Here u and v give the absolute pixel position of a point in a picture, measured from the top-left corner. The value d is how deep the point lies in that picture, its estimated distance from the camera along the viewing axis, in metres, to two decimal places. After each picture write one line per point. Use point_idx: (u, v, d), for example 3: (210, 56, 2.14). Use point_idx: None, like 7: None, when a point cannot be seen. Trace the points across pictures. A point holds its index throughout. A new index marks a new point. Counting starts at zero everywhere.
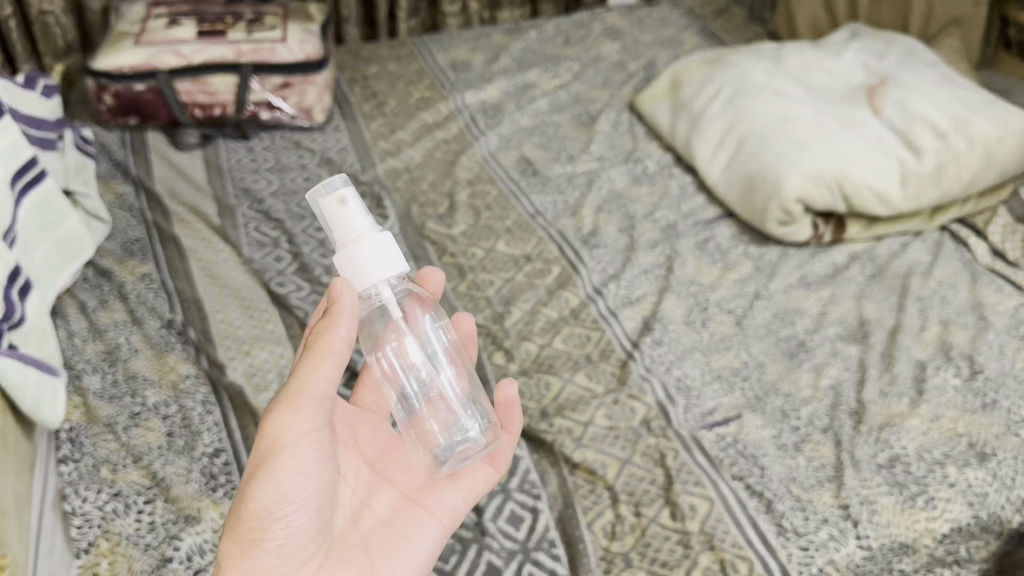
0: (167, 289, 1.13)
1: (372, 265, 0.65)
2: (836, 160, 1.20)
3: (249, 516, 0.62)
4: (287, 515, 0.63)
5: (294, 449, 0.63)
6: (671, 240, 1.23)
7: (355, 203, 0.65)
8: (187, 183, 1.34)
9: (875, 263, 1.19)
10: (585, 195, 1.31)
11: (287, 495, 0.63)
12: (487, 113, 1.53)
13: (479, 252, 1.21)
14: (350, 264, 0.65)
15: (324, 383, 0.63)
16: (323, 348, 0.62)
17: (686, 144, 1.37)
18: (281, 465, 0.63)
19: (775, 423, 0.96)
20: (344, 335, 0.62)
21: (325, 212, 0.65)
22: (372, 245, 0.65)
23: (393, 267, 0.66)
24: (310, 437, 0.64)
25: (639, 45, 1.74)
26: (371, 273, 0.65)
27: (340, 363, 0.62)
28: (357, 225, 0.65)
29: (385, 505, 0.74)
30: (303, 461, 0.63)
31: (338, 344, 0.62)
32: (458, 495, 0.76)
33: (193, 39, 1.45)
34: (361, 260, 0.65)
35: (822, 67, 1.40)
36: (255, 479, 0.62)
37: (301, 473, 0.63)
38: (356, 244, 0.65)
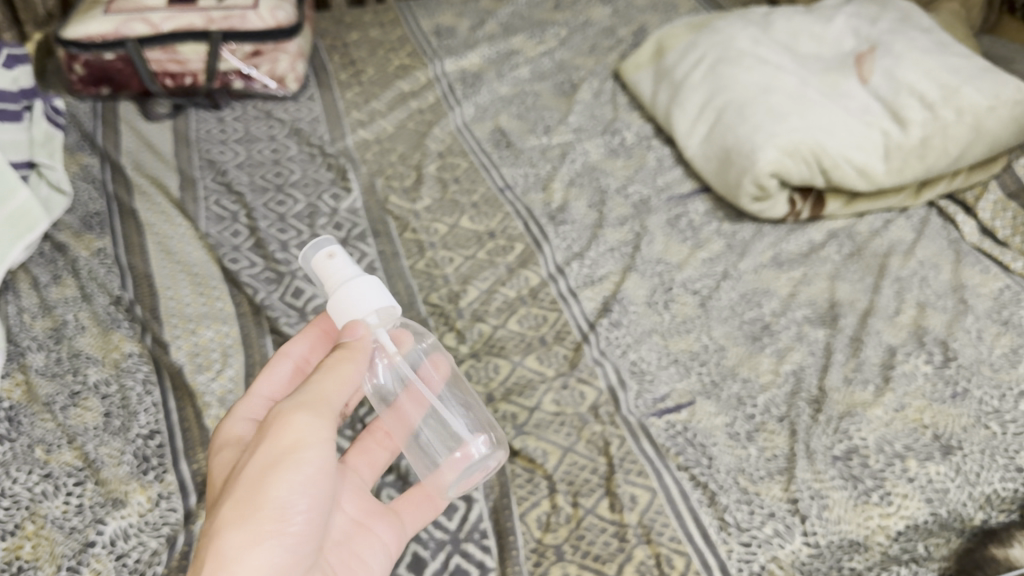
0: (120, 263, 1.11)
1: (370, 296, 0.65)
2: (816, 131, 1.14)
3: (267, 507, 0.54)
4: (300, 512, 0.55)
5: (321, 451, 0.57)
6: (641, 216, 1.18)
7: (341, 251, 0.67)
8: (153, 155, 1.31)
9: (854, 241, 1.13)
10: (557, 170, 1.27)
11: (295, 495, 0.55)
12: (466, 82, 1.48)
13: (443, 227, 1.18)
14: (341, 305, 0.65)
15: (341, 397, 0.61)
16: (346, 369, 0.61)
17: (666, 114, 1.32)
18: (304, 464, 0.56)
19: (730, 411, 0.92)
20: (363, 369, 0.63)
21: (318, 264, 0.66)
22: (366, 282, 0.65)
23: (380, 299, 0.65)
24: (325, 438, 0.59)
25: (632, 9, 1.67)
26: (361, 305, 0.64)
27: (355, 382, 0.62)
28: (350, 268, 0.66)
29: (340, 526, 0.71)
30: (319, 462, 0.57)
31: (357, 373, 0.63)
32: (404, 528, 0.76)
33: (164, 5, 1.41)
34: (359, 294, 0.65)
35: (811, 32, 1.33)
36: (279, 468, 0.55)
37: (311, 481, 0.56)
38: (350, 282, 0.65)
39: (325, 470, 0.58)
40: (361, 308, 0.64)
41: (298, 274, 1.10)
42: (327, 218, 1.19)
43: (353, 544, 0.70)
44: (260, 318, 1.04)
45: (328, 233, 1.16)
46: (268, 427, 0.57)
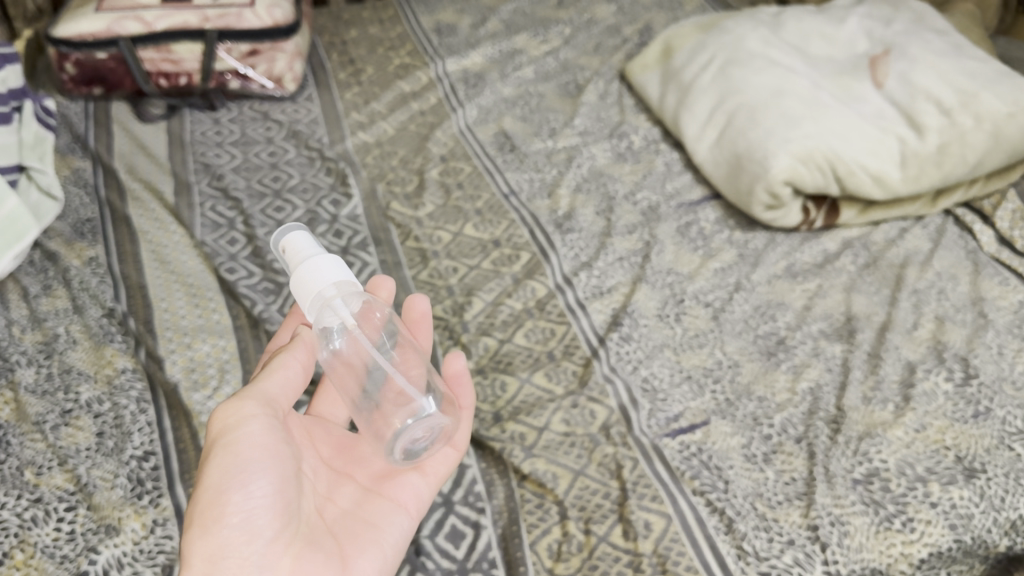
0: (113, 273, 1.08)
1: (328, 270, 0.64)
2: (830, 138, 1.10)
3: (202, 497, 0.58)
4: (245, 492, 0.58)
5: (251, 429, 0.60)
6: (650, 224, 1.15)
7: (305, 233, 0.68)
8: (146, 158, 1.27)
9: (869, 251, 1.10)
10: (563, 175, 1.24)
11: (241, 472, 0.59)
12: (468, 82, 1.44)
13: (446, 235, 1.14)
14: (300, 281, 0.64)
15: (273, 383, 0.63)
16: (275, 358, 0.64)
17: (674, 117, 1.29)
18: (236, 444, 0.59)
19: (745, 431, 0.89)
20: (299, 354, 0.66)
21: (282, 245, 0.68)
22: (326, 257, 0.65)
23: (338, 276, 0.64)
24: (265, 417, 0.62)
25: (637, 6, 1.63)
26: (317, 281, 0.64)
27: (289, 366, 0.64)
28: (310, 246, 0.66)
29: (350, 499, 0.69)
30: (255, 439, 0.60)
31: (293, 363, 0.65)
32: (422, 483, 0.71)
33: (157, 3, 1.37)
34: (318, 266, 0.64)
35: (822, 32, 1.29)
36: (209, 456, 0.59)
37: (256, 454, 0.60)
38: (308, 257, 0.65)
39: (262, 446, 0.60)
40: (319, 281, 0.64)
41: None
42: (326, 225, 1.15)
43: (359, 514, 0.67)
44: (259, 331, 1.00)
45: (328, 241, 1.13)
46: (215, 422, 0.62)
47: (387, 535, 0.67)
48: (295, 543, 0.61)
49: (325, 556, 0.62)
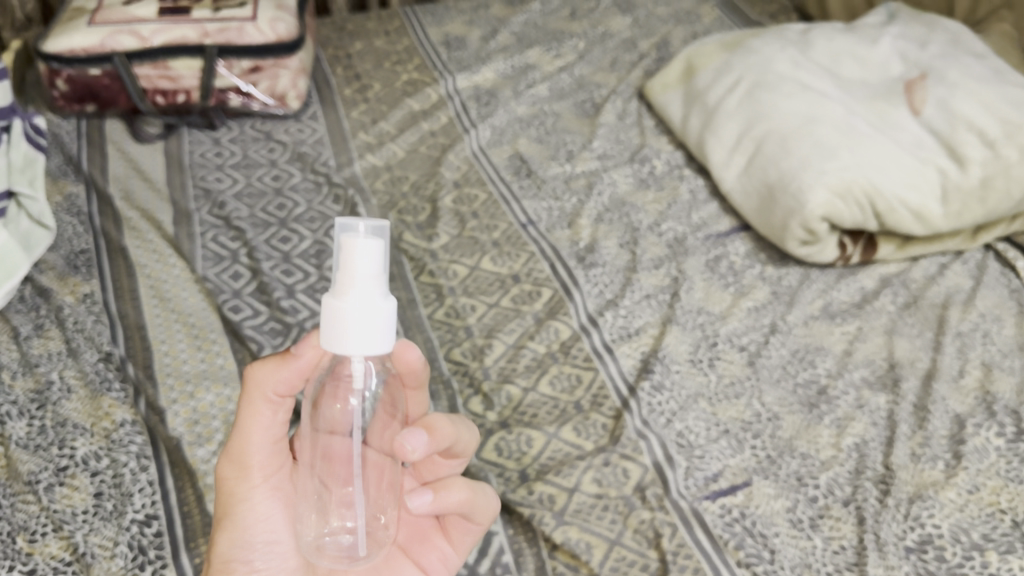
0: (110, 313, 1.01)
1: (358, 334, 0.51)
2: (868, 170, 1.05)
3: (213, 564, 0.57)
4: (253, 561, 0.57)
5: (253, 498, 0.57)
6: (677, 258, 1.09)
7: (371, 255, 0.50)
8: (143, 182, 1.21)
9: (909, 290, 1.05)
10: (583, 204, 1.18)
11: (248, 543, 0.57)
12: (481, 100, 1.38)
13: (462, 270, 1.08)
14: (331, 316, 0.51)
15: (265, 433, 0.56)
16: (252, 402, 0.54)
17: (699, 141, 1.23)
18: (239, 514, 0.57)
19: (789, 493, 0.83)
20: (280, 392, 0.54)
21: (342, 249, 0.50)
22: (369, 315, 0.51)
23: (374, 342, 0.51)
24: (269, 485, 0.57)
25: (653, 19, 1.57)
26: (345, 339, 0.51)
27: (279, 414, 0.55)
28: (369, 282, 0.50)
29: None
30: (258, 507, 0.57)
31: (272, 393, 0.54)
32: (450, 547, 0.63)
33: (154, 16, 1.30)
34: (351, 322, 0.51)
35: (854, 53, 1.23)
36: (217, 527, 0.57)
37: (261, 520, 0.57)
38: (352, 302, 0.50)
39: (263, 517, 0.57)
40: (346, 341, 0.51)
41: (306, 325, 1.00)
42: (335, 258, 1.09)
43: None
44: None
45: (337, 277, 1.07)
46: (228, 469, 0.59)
47: None
48: None
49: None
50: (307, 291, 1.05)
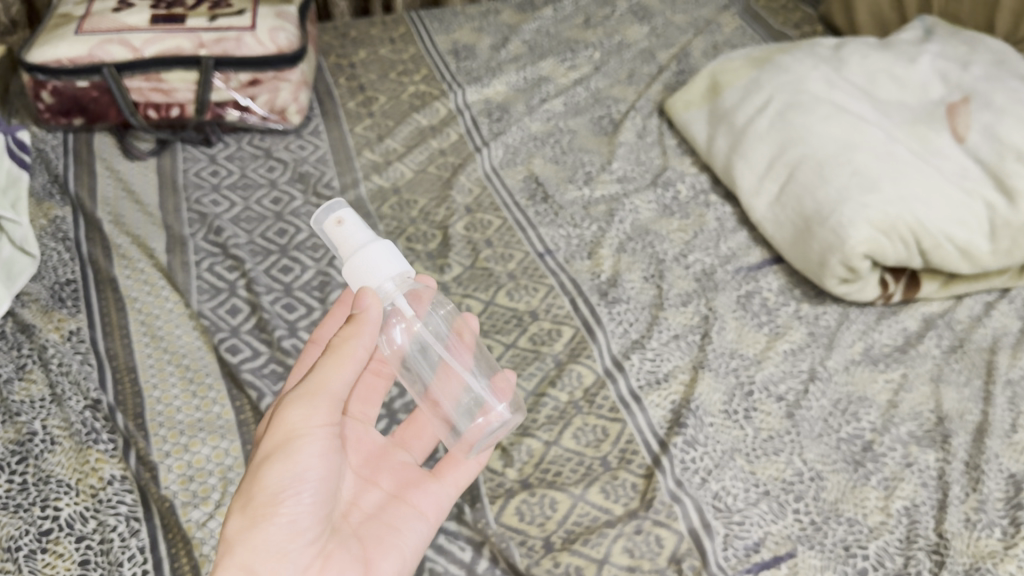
0: (99, 355, 0.94)
1: (378, 269, 0.62)
2: (912, 202, 0.98)
3: (260, 492, 0.57)
4: (301, 495, 0.58)
5: (318, 435, 0.59)
6: (706, 294, 1.02)
7: (352, 219, 0.63)
8: (134, 205, 1.13)
9: (954, 332, 0.98)
10: (604, 232, 1.11)
11: (302, 475, 0.58)
12: (492, 116, 1.31)
13: (476, 305, 1.01)
14: (354, 272, 0.62)
15: (343, 383, 0.59)
16: (345, 353, 0.59)
17: (726, 164, 1.16)
18: (301, 449, 0.58)
19: (837, 565, 0.77)
20: (368, 344, 0.60)
21: (331, 230, 0.63)
22: (376, 253, 0.62)
23: (395, 268, 0.63)
24: (328, 429, 0.59)
25: (672, 28, 1.50)
26: (377, 276, 0.62)
27: (358, 368, 0.60)
28: (365, 237, 0.63)
29: (373, 503, 0.70)
30: (320, 445, 0.59)
31: (361, 351, 0.60)
32: (444, 491, 0.73)
33: (146, 25, 1.22)
34: (366, 263, 0.62)
35: (891, 73, 1.16)
36: (271, 457, 0.57)
37: (319, 458, 0.59)
38: (356, 252, 0.62)
39: (320, 456, 0.59)
40: (377, 274, 0.62)
41: None
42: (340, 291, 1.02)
43: (381, 519, 0.68)
44: None
45: None
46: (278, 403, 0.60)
47: (407, 539, 0.68)
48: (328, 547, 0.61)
49: (349, 556, 0.63)
50: (310, 327, 0.98)
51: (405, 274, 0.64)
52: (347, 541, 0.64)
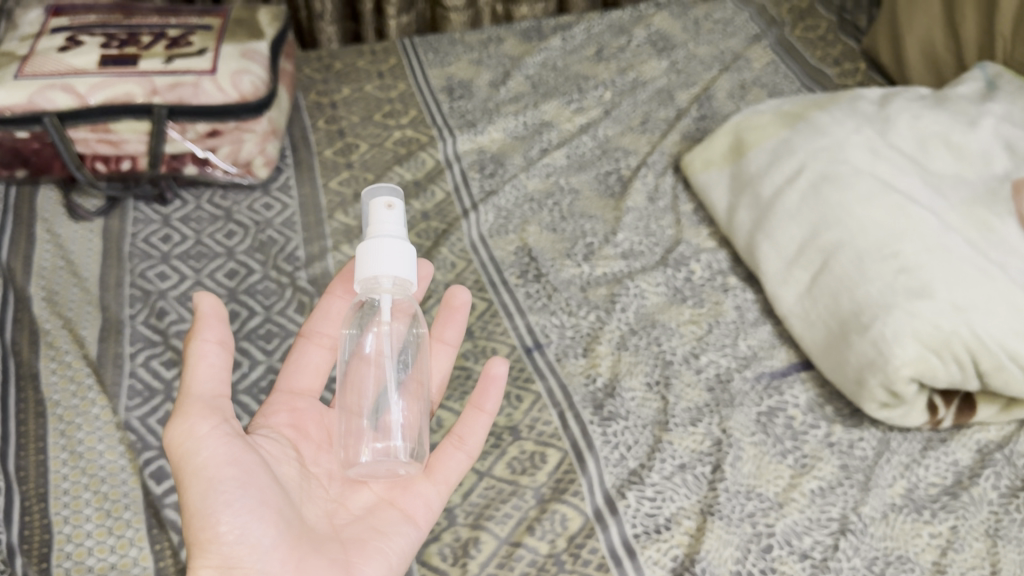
0: (7, 475, 0.80)
1: (392, 260, 0.65)
2: (970, 313, 0.82)
3: (191, 522, 0.59)
4: (230, 508, 0.58)
5: (206, 448, 0.60)
6: (720, 410, 0.86)
7: (400, 212, 0.67)
8: (72, 278, 1.00)
9: (1016, 469, 0.82)
10: (604, 323, 0.95)
11: (218, 491, 0.59)
12: (486, 170, 1.16)
13: (448, 417, 0.87)
14: (369, 251, 0.66)
15: (209, 384, 0.63)
16: (193, 354, 0.63)
17: (748, 242, 1.00)
18: (202, 465, 0.60)
19: None
20: (212, 337, 0.63)
21: (373, 210, 0.67)
22: (401, 247, 0.66)
23: (403, 269, 0.66)
24: (220, 431, 0.61)
25: (694, 63, 1.34)
26: (383, 265, 0.65)
27: (218, 362, 0.63)
28: (400, 231, 0.67)
29: (363, 505, 0.69)
30: (218, 455, 0.60)
31: (208, 346, 0.63)
32: (432, 490, 0.71)
33: (94, 67, 1.08)
34: (386, 251, 0.65)
35: (945, 140, 0.98)
36: (185, 486, 0.60)
37: (229, 465, 0.60)
38: (388, 239, 0.66)
39: (230, 461, 0.60)
40: (379, 262, 0.65)
41: None
42: None
43: (369, 521, 0.67)
44: None
45: None
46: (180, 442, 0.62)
47: (393, 541, 0.67)
48: (300, 547, 0.60)
49: (327, 560, 0.61)
50: None
51: (407, 282, 0.67)
52: (326, 547, 0.62)
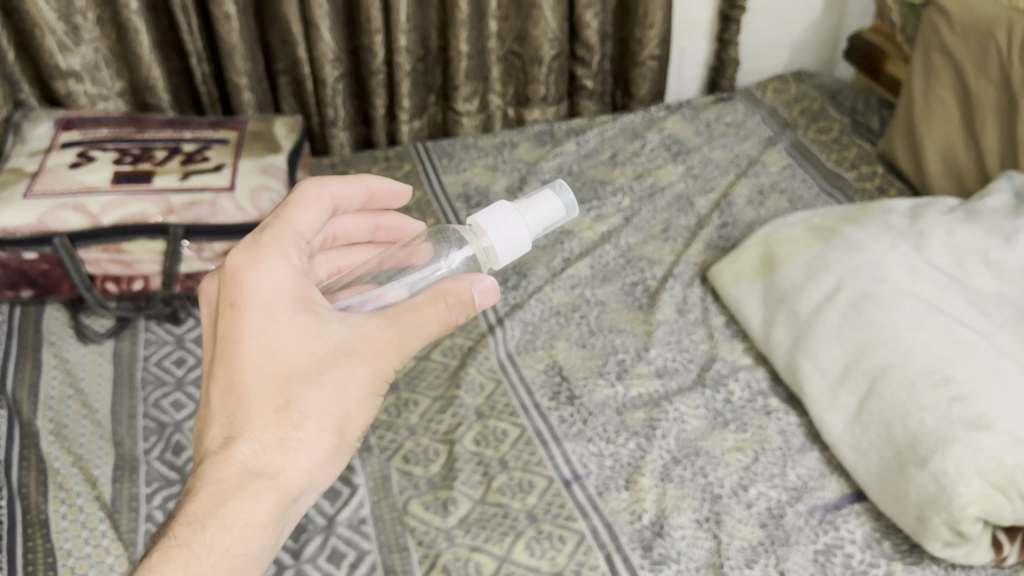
0: None
1: (504, 236, 0.60)
2: None
3: (359, 426, 0.57)
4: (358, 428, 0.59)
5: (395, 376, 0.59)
6: (777, 550, 0.83)
7: (555, 223, 0.63)
8: (82, 410, 0.95)
9: None
10: (644, 452, 0.92)
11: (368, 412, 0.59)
12: (509, 284, 1.14)
13: (488, 561, 0.82)
14: (503, 215, 0.61)
15: None
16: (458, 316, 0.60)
17: (788, 361, 0.98)
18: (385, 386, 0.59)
19: None
20: None
21: (541, 197, 0.62)
22: (521, 240, 0.61)
23: (502, 251, 0.61)
24: None
25: (711, 167, 1.33)
26: (495, 233, 0.60)
27: None
28: (539, 226, 0.62)
29: None
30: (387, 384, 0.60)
31: None
32: None
33: (107, 185, 1.05)
34: (511, 226, 0.61)
35: (984, 256, 0.96)
36: (377, 397, 0.57)
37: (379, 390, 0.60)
38: (522, 225, 0.61)
39: None
40: (496, 229, 0.60)
41: None
42: (317, 542, 0.84)
43: None
44: None
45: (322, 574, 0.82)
46: (385, 374, 0.56)
47: None
48: None
49: None
50: None
51: (495, 263, 0.62)
52: None
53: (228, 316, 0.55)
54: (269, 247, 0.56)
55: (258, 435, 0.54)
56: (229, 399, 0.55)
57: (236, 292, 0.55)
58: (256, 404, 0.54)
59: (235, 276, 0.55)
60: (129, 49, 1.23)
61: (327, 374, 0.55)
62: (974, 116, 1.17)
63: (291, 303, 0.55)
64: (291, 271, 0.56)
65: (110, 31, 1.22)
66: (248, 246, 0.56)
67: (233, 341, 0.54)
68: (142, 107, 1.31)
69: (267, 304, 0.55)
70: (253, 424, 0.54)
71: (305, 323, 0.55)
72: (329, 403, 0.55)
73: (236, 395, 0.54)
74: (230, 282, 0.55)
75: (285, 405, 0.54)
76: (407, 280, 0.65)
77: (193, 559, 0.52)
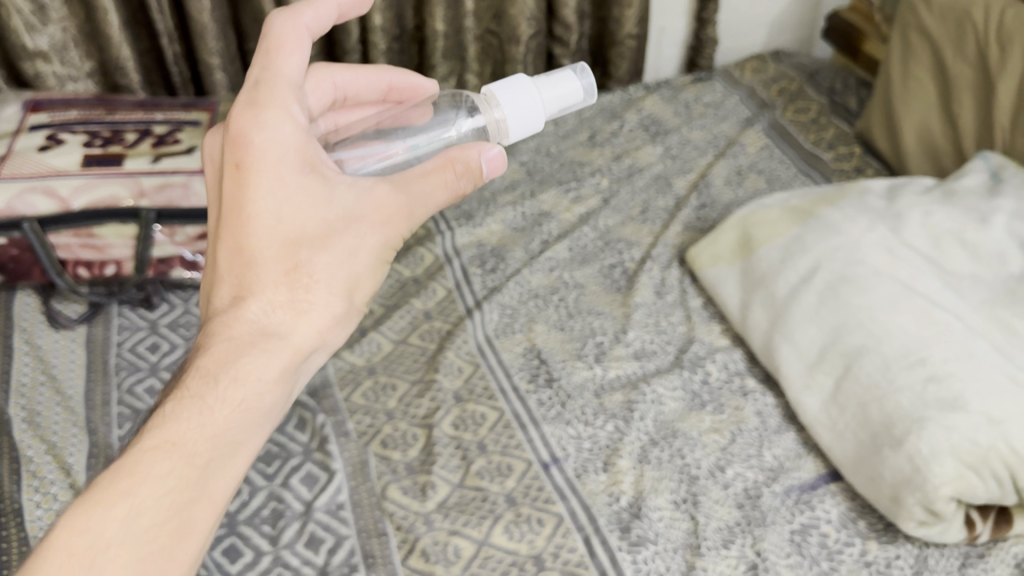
0: None
1: (517, 108, 0.63)
2: (1006, 427, 0.79)
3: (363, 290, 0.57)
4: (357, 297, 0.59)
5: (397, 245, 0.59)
6: (754, 529, 0.83)
7: (571, 104, 0.66)
8: (54, 397, 0.93)
9: None
10: (623, 435, 0.92)
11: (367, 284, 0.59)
12: (487, 265, 1.14)
13: (466, 544, 0.82)
14: (517, 90, 0.63)
15: None
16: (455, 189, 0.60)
17: (766, 343, 0.98)
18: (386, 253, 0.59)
19: None
20: None
21: (560, 77, 0.65)
22: (535, 114, 0.64)
23: (513, 125, 0.63)
24: None
25: (689, 147, 1.33)
26: (510, 106, 0.63)
27: None
28: (553, 104, 0.65)
29: None
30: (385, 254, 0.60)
31: None
32: None
33: (76, 168, 1.03)
34: (524, 100, 0.63)
35: (960, 237, 0.97)
36: (380, 262, 0.58)
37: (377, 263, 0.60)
38: (536, 102, 0.63)
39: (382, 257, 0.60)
40: (510, 101, 0.63)
41: None
42: (296, 527, 0.84)
43: None
44: None
45: (301, 560, 0.81)
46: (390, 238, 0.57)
47: None
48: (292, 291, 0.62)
49: None
50: None
51: (505, 135, 0.64)
52: None
53: (233, 177, 0.54)
54: (270, 105, 0.55)
55: (268, 297, 0.54)
56: (238, 256, 0.54)
57: (241, 154, 0.54)
58: (268, 267, 0.53)
59: (239, 138, 0.54)
60: (98, 30, 1.21)
61: (337, 241, 0.55)
62: (951, 97, 1.17)
63: (299, 167, 0.55)
64: (295, 130, 0.56)
65: (78, 11, 1.20)
66: (247, 103, 0.55)
67: (241, 204, 0.54)
68: (113, 88, 1.28)
69: (273, 166, 0.54)
70: (265, 288, 0.54)
71: (318, 187, 0.55)
72: (338, 265, 0.55)
73: (246, 254, 0.54)
74: (233, 141, 0.54)
75: (296, 269, 0.54)
76: (413, 141, 0.67)
77: (205, 410, 0.52)
